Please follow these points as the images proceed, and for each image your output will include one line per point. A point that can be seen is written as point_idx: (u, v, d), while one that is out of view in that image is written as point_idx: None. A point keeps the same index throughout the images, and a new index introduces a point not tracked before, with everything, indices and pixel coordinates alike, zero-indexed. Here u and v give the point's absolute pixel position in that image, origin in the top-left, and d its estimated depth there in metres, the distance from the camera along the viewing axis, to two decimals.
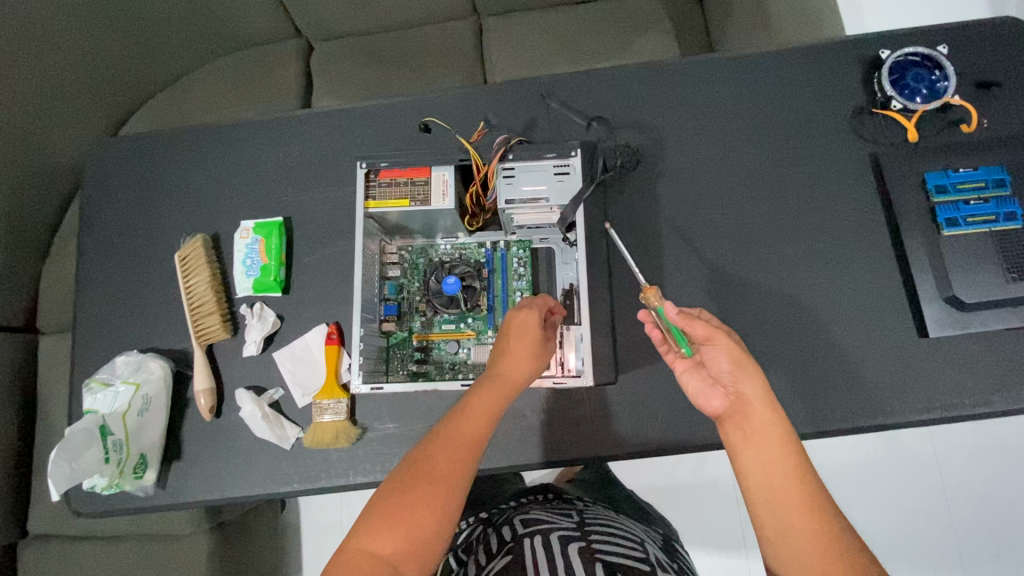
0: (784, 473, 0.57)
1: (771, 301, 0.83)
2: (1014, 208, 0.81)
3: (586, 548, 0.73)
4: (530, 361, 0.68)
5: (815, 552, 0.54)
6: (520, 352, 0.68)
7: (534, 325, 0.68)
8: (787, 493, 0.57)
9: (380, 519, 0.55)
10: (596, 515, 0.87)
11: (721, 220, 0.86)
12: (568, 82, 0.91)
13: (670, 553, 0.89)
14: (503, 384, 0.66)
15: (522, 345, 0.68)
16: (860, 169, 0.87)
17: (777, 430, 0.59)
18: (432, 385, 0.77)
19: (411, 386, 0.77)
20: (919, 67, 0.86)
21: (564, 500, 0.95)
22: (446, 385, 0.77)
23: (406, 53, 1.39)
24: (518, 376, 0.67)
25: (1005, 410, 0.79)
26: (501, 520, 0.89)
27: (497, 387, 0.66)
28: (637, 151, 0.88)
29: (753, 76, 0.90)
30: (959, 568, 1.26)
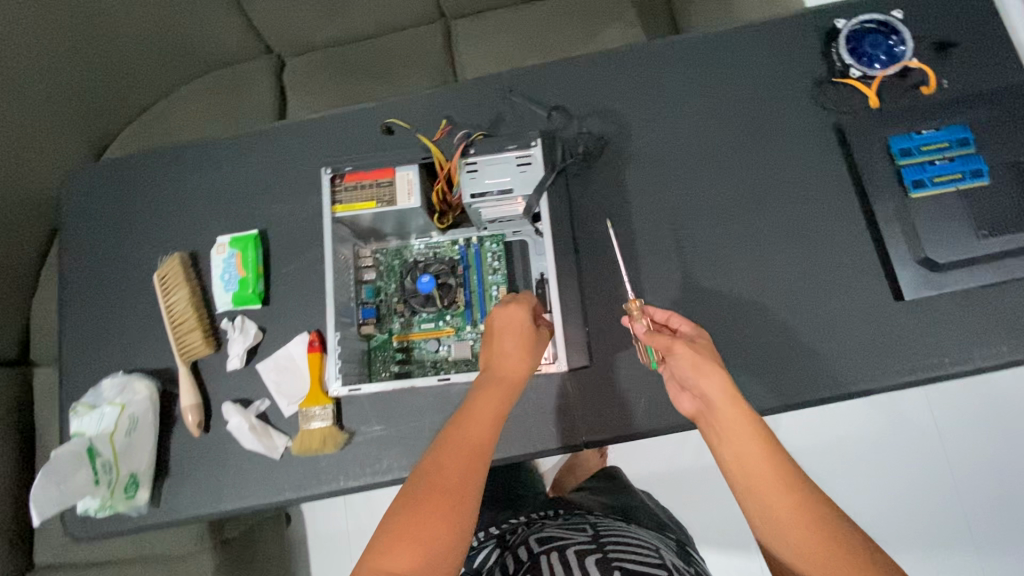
0: (763, 464, 0.57)
1: (746, 275, 0.84)
2: (979, 164, 0.82)
3: (601, 559, 0.71)
4: (527, 353, 0.68)
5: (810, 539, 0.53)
6: (516, 346, 0.68)
7: (524, 317, 0.68)
8: (767, 479, 0.56)
9: (390, 546, 0.53)
10: (612, 525, 0.85)
11: (691, 199, 0.87)
12: (529, 74, 0.92)
13: (687, 560, 0.87)
14: (504, 381, 0.65)
15: (516, 339, 0.68)
16: (825, 137, 0.87)
17: (749, 424, 0.58)
18: (408, 381, 0.78)
19: (387, 385, 0.78)
20: (876, 33, 0.87)
21: (579, 513, 0.92)
22: (421, 380, 0.78)
23: (376, 61, 1.40)
24: (517, 371, 0.67)
25: (989, 366, 0.79)
26: (515, 541, 0.85)
27: (497, 387, 0.65)
28: (601, 138, 0.89)
29: (711, 54, 0.91)
30: (966, 531, 1.26)
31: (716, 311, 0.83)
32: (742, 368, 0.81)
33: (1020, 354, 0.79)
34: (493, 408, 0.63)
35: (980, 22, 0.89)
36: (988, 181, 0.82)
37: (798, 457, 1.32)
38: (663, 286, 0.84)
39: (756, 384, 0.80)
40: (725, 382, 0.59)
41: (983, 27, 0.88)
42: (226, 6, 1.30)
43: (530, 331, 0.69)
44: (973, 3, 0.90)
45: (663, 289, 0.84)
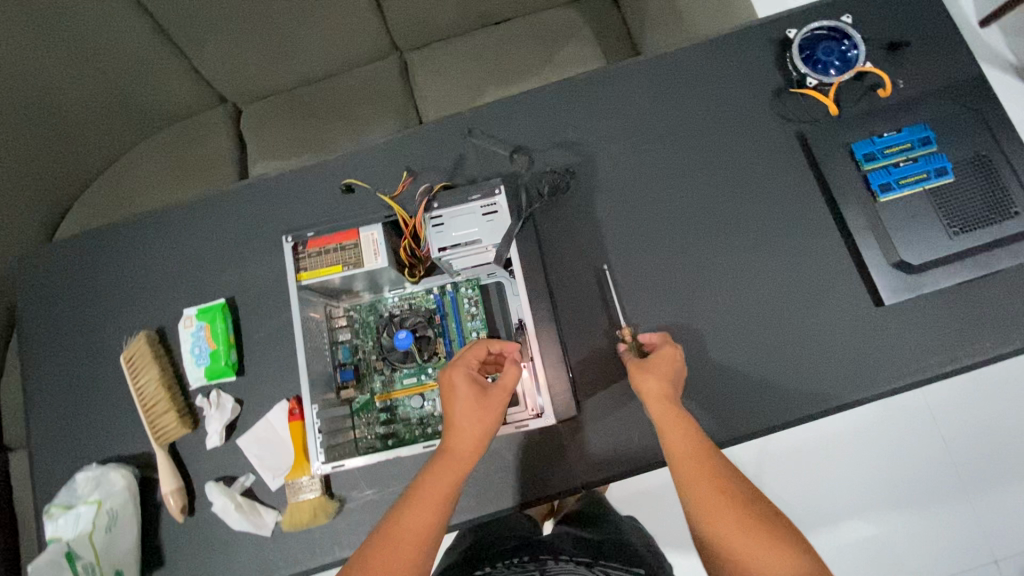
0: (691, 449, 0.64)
1: (725, 296, 0.83)
2: (943, 162, 0.82)
3: None
4: (475, 416, 0.66)
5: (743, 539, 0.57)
6: (465, 414, 0.66)
7: (466, 382, 0.67)
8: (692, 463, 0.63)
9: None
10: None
11: (662, 224, 0.86)
12: (488, 114, 0.91)
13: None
14: (455, 454, 0.65)
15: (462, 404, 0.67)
16: (789, 149, 0.87)
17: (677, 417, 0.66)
18: (394, 452, 0.76)
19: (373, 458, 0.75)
20: (828, 40, 0.88)
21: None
22: (407, 449, 0.76)
23: (334, 102, 1.38)
24: (466, 436, 0.65)
25: (973, 363, 0.79)
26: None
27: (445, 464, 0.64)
28: (567, 172, 0.89)
29: (668, 76, 0.91)
30: (972, 514, 1.25)
31: (700, 335, 0.82)
32: (732, 390, 0.80)
33: (1003, 349, 0.79)
34: (443, 479, 0.63)
35: (927, 21, 0.89)
36: (952, 177, 0.82)
37: (798, 456, 1.32)
38: (644, 315, 0.84)
39: (747, 404, 0.80)
40: (659, 382, 0.69)
41: (931, 24, 0.89)
42: (175, 61, 1.27)
43: (477, 399, 0.66)
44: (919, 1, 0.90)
45: (645, 317, 0.83)
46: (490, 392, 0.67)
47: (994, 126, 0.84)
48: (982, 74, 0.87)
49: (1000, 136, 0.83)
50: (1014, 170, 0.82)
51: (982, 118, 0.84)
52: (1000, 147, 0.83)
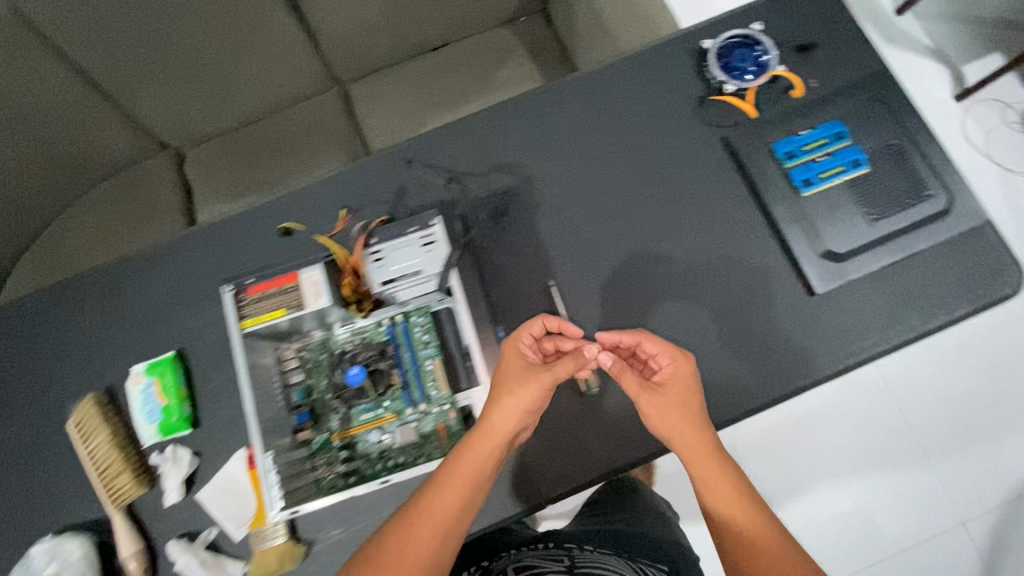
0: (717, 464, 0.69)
1: (668, 301, 0.86)
2: (858, 154, 0.87)
3: None
4: (515, 395, 0.70)
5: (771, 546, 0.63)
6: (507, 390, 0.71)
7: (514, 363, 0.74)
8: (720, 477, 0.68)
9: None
10: (591, 552, 0.90)
11: (602, 236, 0.89)
12: (425, 142, 0.93)
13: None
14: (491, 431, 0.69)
15: (511, 379, 0.72)
16: (716, 153, 0.91)
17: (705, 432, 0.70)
18: (348, 492, 0.76)
19: (328, 499, 0.76)
20: (743, 47, 0.92)
21: (561, 539, 0.97)
22: (362, 488, 0.76)
23: (280, 139, 1.38)
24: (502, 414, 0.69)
25: (904, 341, 0.83)
26: (494, 564, 0.91)
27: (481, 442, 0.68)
28: (507, 194, 0.90)
29: (595, 93, 0.95)
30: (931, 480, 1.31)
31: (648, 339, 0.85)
32: None
33: (930, 324, 0.83)
34: (476, 454, 0.67)
35: (832, 22, 0.94)
36: (868, 167, 0.87)
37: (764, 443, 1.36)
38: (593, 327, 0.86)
39: None
40: (687, 395, 0.73)
41: (836, 25, 0.94)
42: (110, 114, 1.25)
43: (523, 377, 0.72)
44: (824, 4, 0.95)
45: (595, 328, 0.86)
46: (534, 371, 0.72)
47: (901, 117, 0.89)
48: (885, 69, 0.92)
49: (907, 126, 0.89)
50: (922, 155, 0.87)
51: (890, 110, 0.90)
52: (908, 135, 0.88)
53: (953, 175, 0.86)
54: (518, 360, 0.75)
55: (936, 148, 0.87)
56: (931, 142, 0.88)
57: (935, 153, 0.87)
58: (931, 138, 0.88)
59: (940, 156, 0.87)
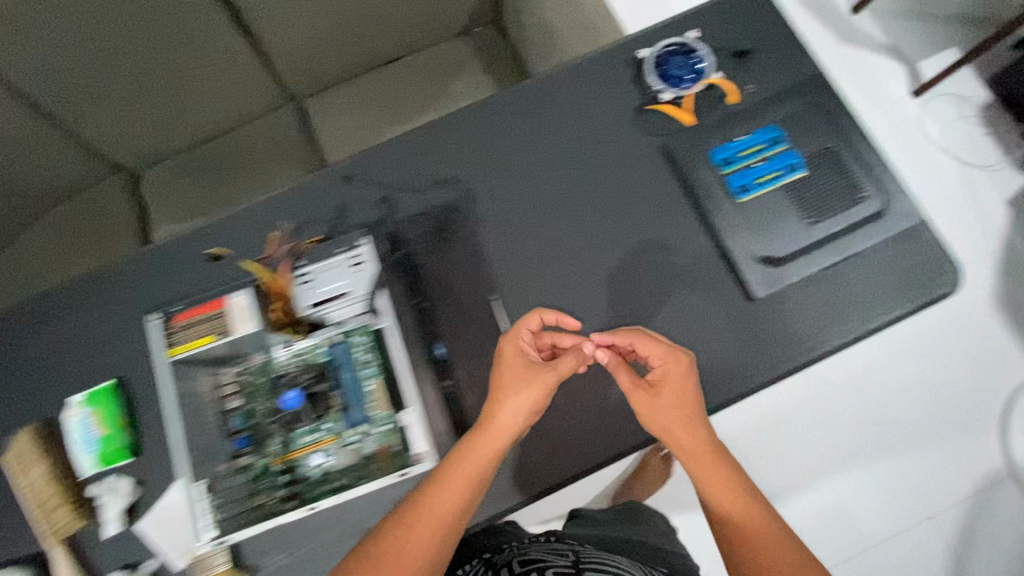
0: (711, 461, 0.71)
1: (610, 312, 0.86)
2: (793, 159, 0.87)
3: None
4: (516, 398, 0.73)
5: (767, 541, 0.66)
6: (508, 389, 0.74)
7: (516, 362, 0.75)
8: (713, 473, 0.71)
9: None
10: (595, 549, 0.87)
11: (543, 248, 0.89)
12: (365, 159, 0.92)
13: None
14: (491, 432, 0.71)
15: (513, 380, 0.74)
16: (655, 162, 0.91)
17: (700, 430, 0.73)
18: (275, 519, 0.76)
19: (257, 527, 0.76)
20: (679, 55, 0.92)
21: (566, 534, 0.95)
22: (289, 514, 0.77)
23: (235, 157, 1.37)
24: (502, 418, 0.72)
25: (844, 343, 0.83)
26: (496, 556, 0.86)
27: (482, 444, 0.71)
28: (448, 208, 0.90)
29: (535, 105, 0.95)
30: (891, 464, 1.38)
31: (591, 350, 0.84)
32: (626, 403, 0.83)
33: (869, 325, 0.84)
34: (477, 456, 0.70)
35: (769, 27, 0.95)
36: (804, 171, 0.87)
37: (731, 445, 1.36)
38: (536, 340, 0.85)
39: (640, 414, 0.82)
40: (684, 391, 0.75)
41: (773, 30, 0.95)
42: (59, 139, 1.24)
43: (523, 377, 0.74)
44: (761, 10, 0.96)
45: None
46: (533, 371, 0.74)
47: (838, 120, 0.89)
48: (822, 72, 0.93)
49: (843, 128, 0.89)
50: (858, 158, 0.88)
51: (826, 112, 0.90)
52: (844, 138, 0.89)
53: (889, 176, 0.87)
54: (518, 360, 0.76)
55: (872, 149, 0.88)
56: (867, 144, 0.88)
57: (871, 155, 0.88)
58: (867, 140, 0.89)
59: (875, 158, 0.88)
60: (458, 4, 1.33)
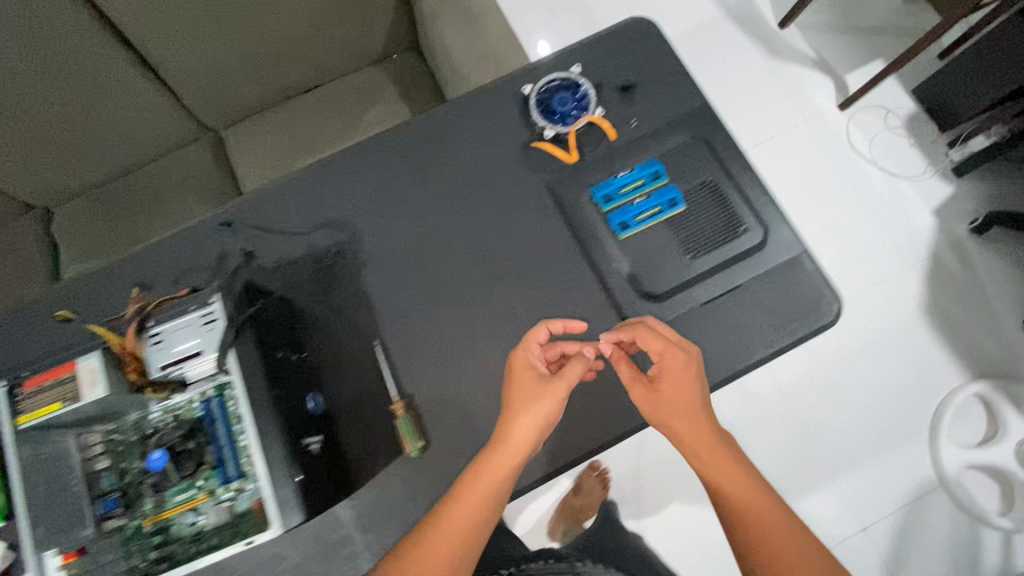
0: (723, 461, 0.72)
1: (497, 352, 0.85)
2: (674, 195, 0.87)
3: None
4: (528, 412, 0.75)
5: (780, 544, 0.67)
6: (519, 402, 0.75)
7: (524, 375, 0.76)
8: (726, 473, 0.72)
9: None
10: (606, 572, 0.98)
11: (429, 289, 0.88)
12: (249, 203, 0.90)
13: None
14: (504, 447, 0.73)
15: (524, 395, 0.76)
16: (541, 198, 0.90)
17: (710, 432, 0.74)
18: None
19: None
20: (563, 90, 0.92)
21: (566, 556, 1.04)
22: None
23: (149, 192, 1.34)
24: (516, 431, 0.74)
25: (727, 377, 0.83)
26: None
27: (497, 457, 0.73)
28: (332, 251, 0.88)
29: (423, 142, 0.94)
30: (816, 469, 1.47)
31: (476, 394, 0.83)
32: None
33: (753, 358, 0.83)
34: (493, 471, 0.72)
35: (654, 59, 0.95)
36: (684, 206, 0.87)
37: None
38: (420, 385, 0.83)
39: None
40: (694, 391, 0.75)
41: (658, 62, 0.95)
42: None
43: (533, 388, 0.76)
44: (647, 41, 0.96)
45: (422, 386, 0.83)
46: (541, 385, 0.76)
47: (721, 151, 0.89)
48: (707, 103, 0.93)
49: (726, 159, 0.89)
50: (740, 190, 0.88)
51: (710, 145, 0.90)
52: (727, 170, 0.89)
53: (770, 207, 0.87)
54: (528, 373, 0.77)
55: (754, 181, 0.88)
56: (750, 176, 0.88)
57: (753, 186, 0.88)
58: (751, 171, 0.89)
59: (758, 190, 0.88)
60: (371, 33, 1.32)
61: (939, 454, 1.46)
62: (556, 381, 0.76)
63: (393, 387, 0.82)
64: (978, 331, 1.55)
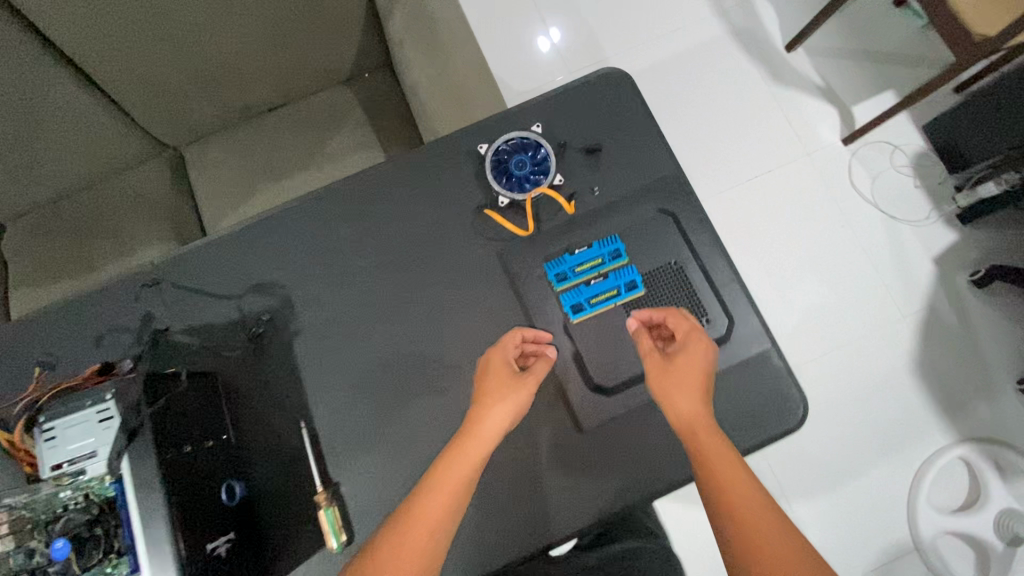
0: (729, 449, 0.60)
1: (431, 438, 0.80)
2: (632, 276, 0.81)
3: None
4: (502, 399, 0.69)
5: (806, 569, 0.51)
6: (492, 387, 0.70)
7: (495, 364, 0.72)
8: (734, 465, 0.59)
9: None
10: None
11: (365, 362, 0.82)
12: (178, 260, 0.84)
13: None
14: (474, 429, 0.67)
15: (491, 385, 0.70)
16: (490, 269, 0.83)
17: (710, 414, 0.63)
18: None
19: None
20: (521, 151, 0.84)
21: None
22: None
23: (102, 214, 1.25)
24: (485, 417, 0.67)
25: (678, 480, 0.77)
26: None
27: (471, 438, 0.66)
28: (263, 316, 0.82)
29: (368, 199, 0.87)
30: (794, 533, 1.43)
31: (407, 483, 0.78)
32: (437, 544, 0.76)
33: None
34: (463, 456, 0.65)
35: (625, 116, 0.87)
36: (643, 291, 0.81)
37: None
38: (348, 470, 0.79)
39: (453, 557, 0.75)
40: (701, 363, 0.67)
41: (629, 121, 0.87)
42: None
43: (506, 376, 0.71)
44: (619, 96, 0.88)
45: (350, 472, 0.78)
46: (511, 374, 0.71)
47: (687, 229, 0.83)
48: (679, 171, 0.85)
49: (692, 237, 0.83)
50: (706, 273, 0.82)
51: (676, 220, 0.84)
52: (693, 249, 0.82)
53: (735, 294, 0.81)
54: (499, 366, 0.72)
55: (722, 262, 0.82)
56: (717, 258, 0.82)
57: (719, 269, 0.82)
58: (720, 252, 0.82)
59: (725, 273, 0.82)
60: (337, 51, 1.23)
61: (916, 519, 1.41)
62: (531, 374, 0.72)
63: (316, 470, 0.77)
64: (970, 389, 1.47)
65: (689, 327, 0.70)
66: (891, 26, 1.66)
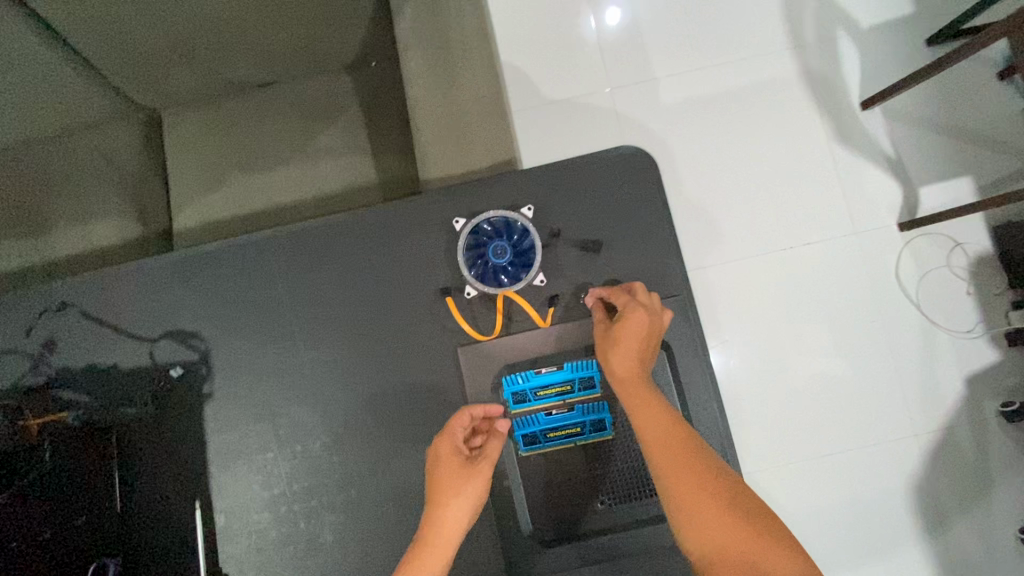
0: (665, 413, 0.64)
1: (338, 530, 0.75)
2: (600, 416, 0.76)
3: None
4: (462, 492, 0.65)
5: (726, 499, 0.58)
6: (451, 482, 0.66)
7: (450, 455, 0.67)
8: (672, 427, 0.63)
9: None
10: None
11: (287, 432, 0.77)
12: (86, 285, 0.80)
13: None
14: (442, 527, 0.64)
15: (448, 484, 0.66)
16: (443, 358, 0.78)
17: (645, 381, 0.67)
18: None
19: None
20: (502, 234, 0.77)
21: None
22: None
23: (61, 177, 1.11)
24: (449, 519, 0.64)
25: None
26: None
27: (438, 537, 0.64)
28: (173, 364, 0.79)
29: (316, 254, 0.80)
30: None
31: (298, 560, 0.75)
32: None
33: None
34: (436, 549, 0.63)
35: (626, 218, 0.81)
36: (611, 433, 0.77)
37: None
38: (245, 546, 0.76)
39: None
40: (642, 332, 0.70)
41: (627, 222, 0.81)
42: None
43: (464, 464, 0.67)
44: (619, 190, 0.81)
45: (237, 553, 0.75)
46: (470, 466, 0.67)
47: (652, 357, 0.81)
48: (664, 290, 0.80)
49: (678, 360, 0.81)
50: (682, 401, 0.81)
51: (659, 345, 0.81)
52: (675, 375, 0.81)
53: (710, 427, 0.80)
54: (452, 459, 0.67)
55: (702, 389, 0.81)
56: (701, 386, 0.81)
57: (698, 396, 0.80)
58: (706, 379, 0.81)
59: (704, 400, 0.81)
60: (338, 39, 1.06)
61: None
62: (484, 457, 0.67)
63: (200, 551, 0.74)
64: (975, 546, 1.23)
65: (628, 297, 0.73)
66: (992, 98, 1.34)
